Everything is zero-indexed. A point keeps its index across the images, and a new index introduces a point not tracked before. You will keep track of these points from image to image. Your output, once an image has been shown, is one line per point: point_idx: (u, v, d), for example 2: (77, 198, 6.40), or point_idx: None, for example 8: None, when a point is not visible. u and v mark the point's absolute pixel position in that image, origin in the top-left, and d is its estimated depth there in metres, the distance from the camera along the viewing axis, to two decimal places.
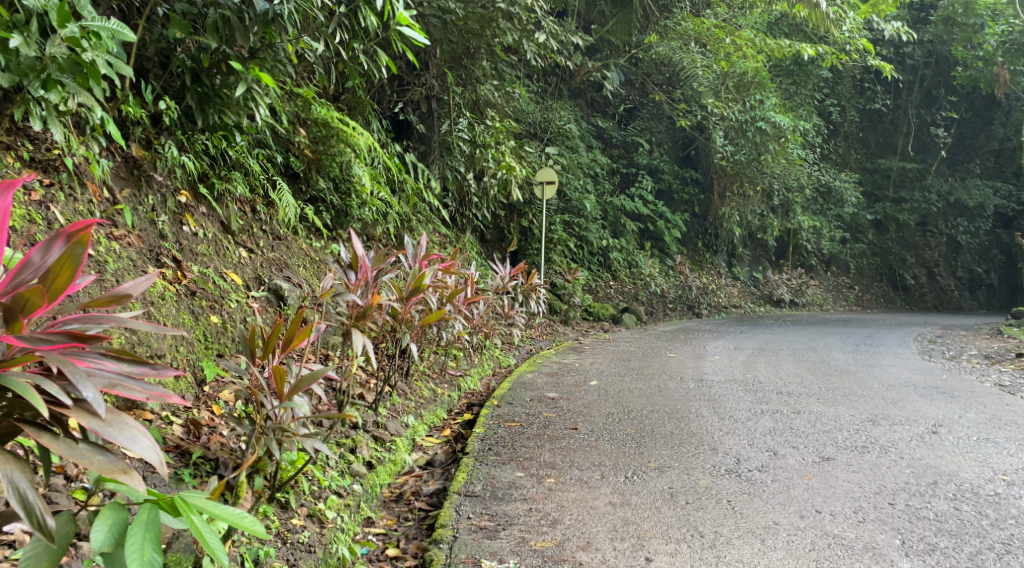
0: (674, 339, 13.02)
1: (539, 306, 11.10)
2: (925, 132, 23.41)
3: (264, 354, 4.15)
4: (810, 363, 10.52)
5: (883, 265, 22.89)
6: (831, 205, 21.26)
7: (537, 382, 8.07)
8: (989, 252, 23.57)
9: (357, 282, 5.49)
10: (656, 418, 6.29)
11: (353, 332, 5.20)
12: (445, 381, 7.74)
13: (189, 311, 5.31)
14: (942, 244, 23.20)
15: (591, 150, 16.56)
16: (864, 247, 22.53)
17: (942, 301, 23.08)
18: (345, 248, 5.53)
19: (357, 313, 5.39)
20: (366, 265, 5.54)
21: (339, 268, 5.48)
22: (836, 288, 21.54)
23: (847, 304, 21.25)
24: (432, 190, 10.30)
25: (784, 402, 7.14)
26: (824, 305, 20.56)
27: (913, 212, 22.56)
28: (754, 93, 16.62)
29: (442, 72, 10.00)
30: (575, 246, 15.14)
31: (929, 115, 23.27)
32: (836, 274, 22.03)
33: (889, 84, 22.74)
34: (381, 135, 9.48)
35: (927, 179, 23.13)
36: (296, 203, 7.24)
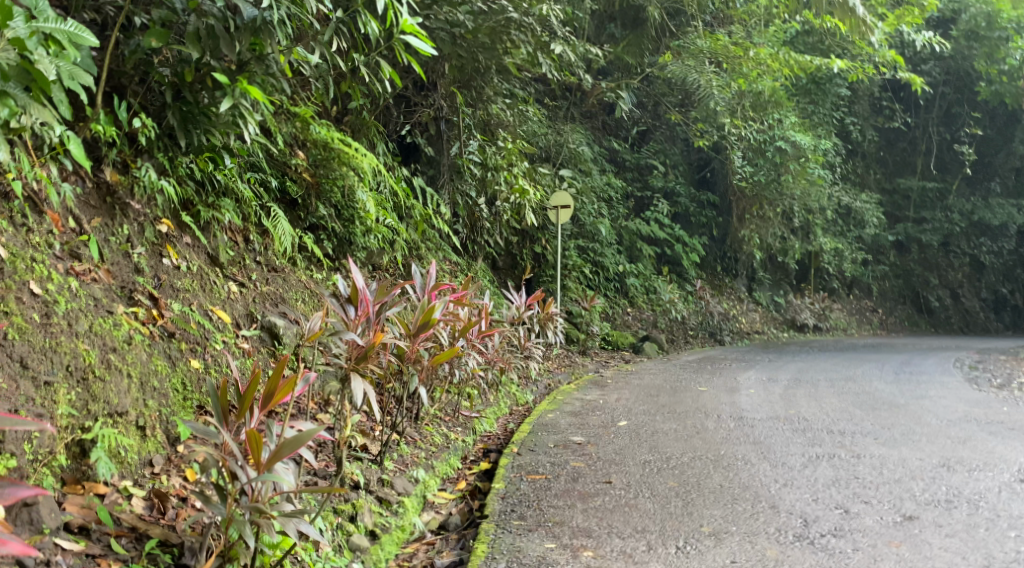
0: (701, 369, 12.27)
1: (558, 337, 10.38)
2: (947, 151, 22.60)
3: (241, 416, 3.75)
4: (853, 395, 9.77)
5: (906, 286, 21.94)
6: (853, 227, 20.48)
7: (559, 423, 7.34)
8: (1013, 272, 22.52)
9: (357, 319, 4.82)
10: (700, 468, 5.64)
11: (352, 377, 4.56)
12: (458, 423, 7.02)
13: (163, 357, 4.77)
14: (965, 264, 22.26)
15: (605, 174, 15.94)
16: (887, 269, 21.63)
17: (966, 324, 21.92)
18: (342, 282, 4.86)
19: (357, 355, 4.75)
20: (367, 299, 4.86)
21: (336, 305, 4.81)
22: (858, 312, 20.51)
23: (872, 327, 20.30)
24: (441, 215, 9.64)
25: (840, 444, 6.48)
26: (848, 329, 19.54)
27: (936, 232, 21.58)
28: (772, 113, 15.93)
29: (451, 91, 9.42)
30: (591, 273, 14.47)
31: (952, 133, 22.45)
32: (859, 297, 21.07)
33: (909, 101, 22.05)
34: (387, 158, 8.81)
35: (948, 199, 22.20)
36: (292, 231, 6.59)
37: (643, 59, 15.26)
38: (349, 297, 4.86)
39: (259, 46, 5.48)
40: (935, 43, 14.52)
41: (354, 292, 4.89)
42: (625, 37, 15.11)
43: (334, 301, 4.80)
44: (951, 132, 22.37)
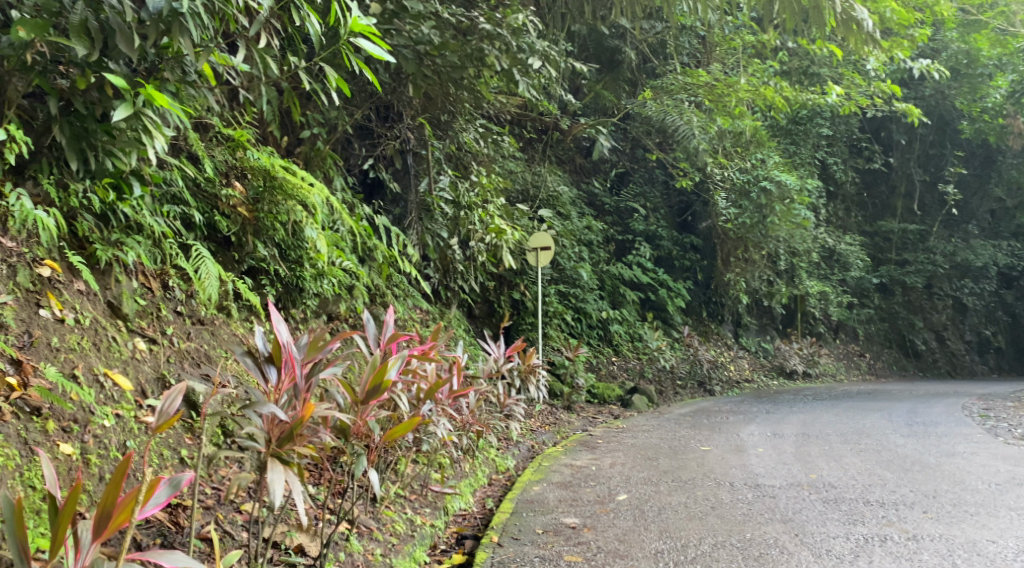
0: (697, 423, 11.15)
1: (541, 391, 9.23)
2: (928, 192, 21.68)
3: (55, 544, 3.28)
4: (873, 452, 8.74)
5: (891, 330, 20.41)
6: (837, 270, 19.54)
7: (547, 499, 6.22)
8: (995, 314, 21.18)
9: (281, 385, 4.06)
10: (726, 562, 4.65)
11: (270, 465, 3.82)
12: (428, 503, 5.86)
13: (13, 445, 3.94)
14: (949, 307, 20.80)
15: (584, 217, 14.90)
16: (872, 312, 20.14)
17: (954, 367, 20.41)
18: (263, 338, 4.11)
19: (281, 433, 3.99)
20: (294, 360, 4.09)
21: (254, 367, 4.04)
22: (846, 357, 19.09)
23: (862, 373, 18.89)
24: (409, 258, 8.57)
25: (886, 520, 5.47)
26: (837, 375, 18.10)
27: (919, 274, 20.30)
28: (754, 152, 15.18)
29: (419, 122, 8.44)
30: (572, 321, 13.38)
31: (937, 173, 21.45)
32: (845, 341, 19.65)
33: (890, 142, 21.32)
34: (346, 194, 7.73)
35: (930, 240, 21.00)
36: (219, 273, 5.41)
37: (620, 100, 14.56)
38: (272, 356, 4.08)
39: (171, 47, 4.42)
40: (934, 70, 13.66)
41: (276, 351, 4.09)
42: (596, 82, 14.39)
43: (252, 362, 4.05)
44: (935, 174, 21.55)
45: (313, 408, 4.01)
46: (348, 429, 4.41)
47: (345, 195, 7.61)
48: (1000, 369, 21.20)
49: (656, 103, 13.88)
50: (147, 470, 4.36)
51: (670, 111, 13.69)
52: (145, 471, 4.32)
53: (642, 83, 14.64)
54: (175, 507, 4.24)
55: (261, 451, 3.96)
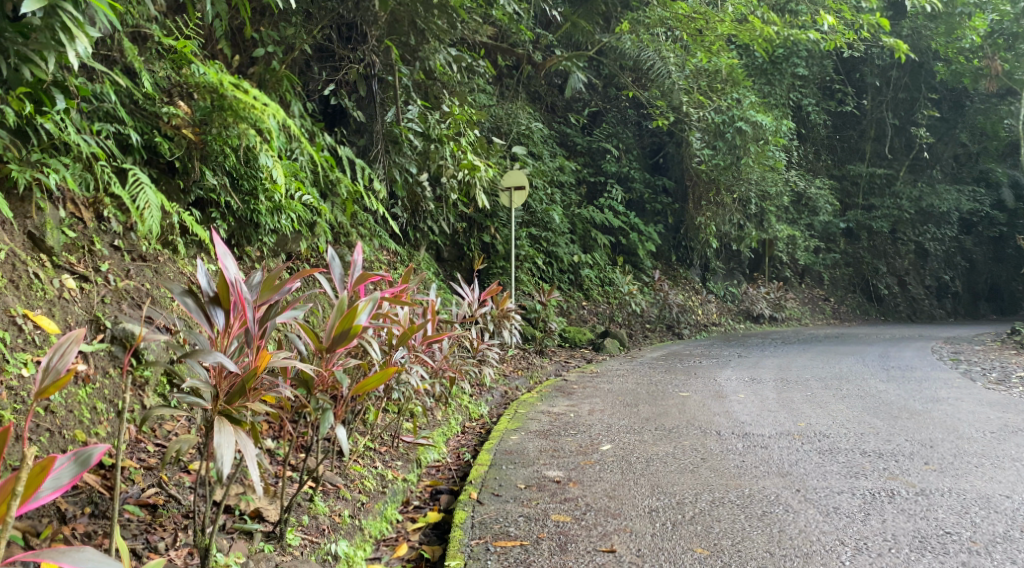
0: (673, 368, 10.80)
1: (514, 336, 8.79)
2: (899, 135, 20.69)
3: None
4: (858, 399, 8.45)
5: (856, 275, 19.91)
6: (805, 214, 18.91)
7: (526, 450, 5.78)
8: (954, 259, 20.91)
9: (228, 332, 3.64)
10: (732, 526, 4.31)
11: (218, 426, 3.47)
12: (399, 456, 5.42)
13: None
14: (910, 253, 20.39)
15: (556, 156, 14.27)
16: (838, 257, 19.68)
17: (914, 312, 20.03)
18: (208, 276, 3.65)
19: (231, 388, 3.63)
20: (245, 301, 3.64)
21: (196, 310, 3.59)
22: (811, 301, 18.68)
23: (827, 317, 18.47)
24: (374, 194, 8.03)
25: (891, 472, 5.15)
26: (803, 320, 17.74)
27: (886, 219, 19.67)
28: (731, 91, 14.54)
29: (384, 44, 7.92)
30: (543, 264, 12.89)
31: (910, 117, 20.65)
32: (810, 286, 19.23)
33: (863, 85, 20.21)
34: (306, 121, 7.13)
35: (897, 185, 20.19)
36: (160, 202, 5.05)
37: (593, 34, 13.63)
38: (218, 297, 3.64)
39: None
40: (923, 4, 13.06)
41: (222, 292, 3.63)
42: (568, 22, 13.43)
43: (196, 304, 3.61)
44: (906, 116, 20.69)
45: (268, 359, 3.63)
46: (311, 380, 3.98)
47: (304, 122, 7.00)
48: (956, 315, 20.99)
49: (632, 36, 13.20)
50: (75, 425, 4.15)
51: (647, 46, 13.26)
52: (73, 428, 4.12)
53: (615, 18, 13.94)
54: (110, 468, 4.01)
55: (209, 408, 3.60)
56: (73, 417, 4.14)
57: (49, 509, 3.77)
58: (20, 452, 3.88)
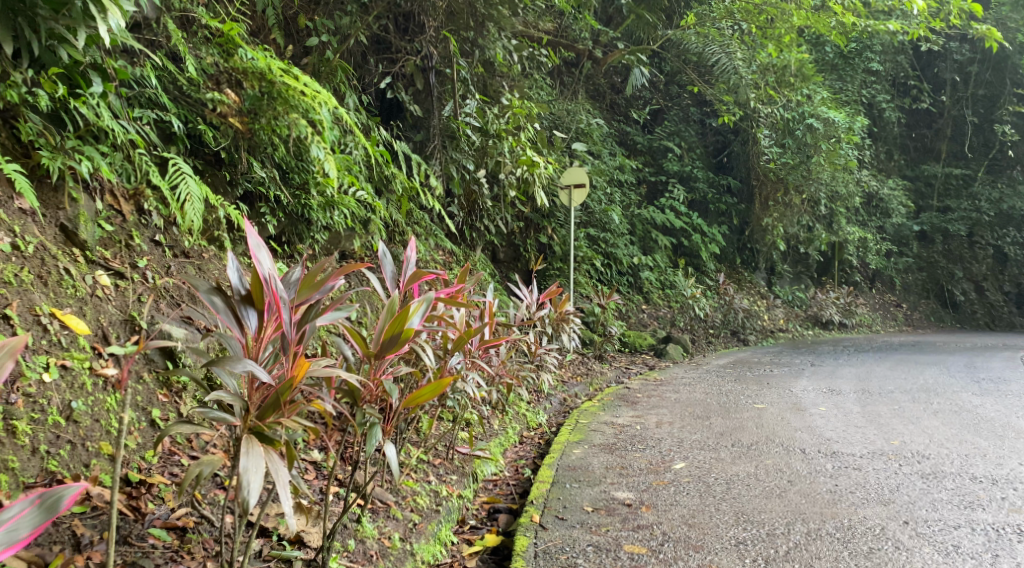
0: (741, 376, 10.20)
1: (574, 341, 8.32)
2: (982, 131, 19.02)
3: None
4: (950, 416, 7.82)
5: (930, 280, 18.63)
6: (876, 216, 17.85)
7: (592, 467, 5.29)
8: None
9: (259, 336, 3.36)
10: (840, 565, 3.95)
11: (246, 448, 3.20)
12: (455, 469, 4.99)
13: None
14: (989, 257, 18.59)
15: (616, 155, 13.69)
16: (911, 261, 18.45)
17: (994, 319, 18.52)
18: (240, 272, 3.38)
19: (264, 400, 3.35)
20: (280, 301, 3.35)
21: (225, 311, 3.32)
22: (881, 307, 17.68)
23: (899, 324, 17.44)
24: (431, 190, 7.61)
25: (1009, 507, 4.72)
26: (874, 326, 16.78)
27: (962, 222, 18.32)
28: (802, 87, 13.76)
29: (443, 35, 7.54)
30: (602, 266, 12.37)
31: (993, 115, 18.80)
32: (882, 291, 18.27)
33: (940, 81, 19.03)
34: (360, 114, 6.71)
35: (975, 186, 18.73)
36: (203, 193, 4.70)
37: (657, 32, 13.19)
38: (251, 296, 3.35)
39: None
40: None
41: (255, 291, 3.34)
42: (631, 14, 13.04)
43: (226, 304, 3.33)
44: (987, 115, 18.98)
45: (306, 367, 3.35)
46: (357, 391, 3.63)
47: (359, 115, 6.59)
48: None
49: (698, 30, 12.63)
50: (101, 436, 3.90)
51: (712, 41, 12.66)
52: (98, 440, 3.87)
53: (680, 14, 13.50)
54: (137, 486, 3.76)
55: (238, 423, 3.33)
56: (100, 427, 3.89)
57: (63, 535, 3.57)
58: (37, 468, 3.66)
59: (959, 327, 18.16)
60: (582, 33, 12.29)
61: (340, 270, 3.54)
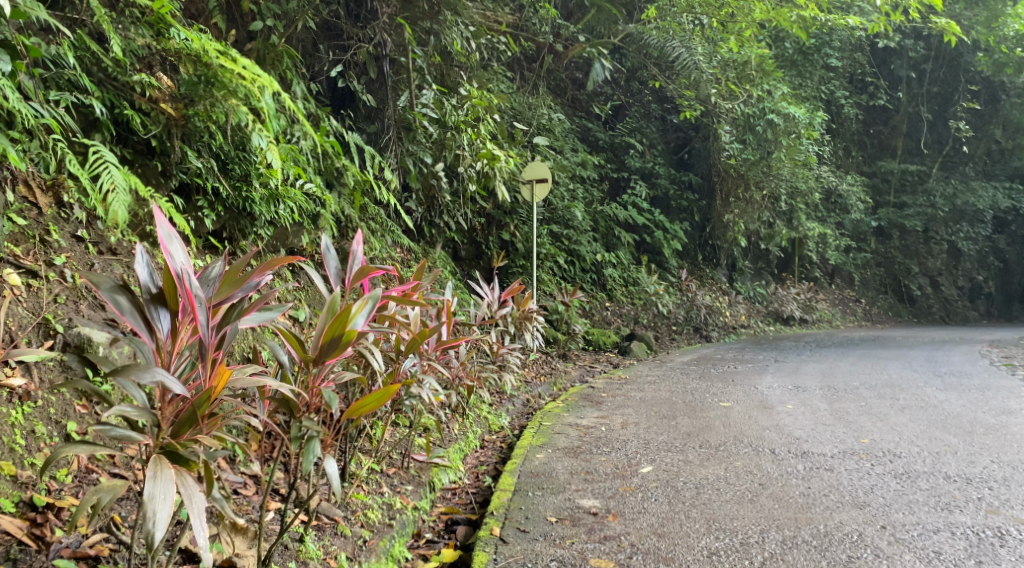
0: (704, 373, 10.01)
1: (537, 340, 8.05)
2: (940, 126, 19.17)
3: None
4: (918, 412, 7.69)
5: (887, 275, 18.62)
6: (835, 212, 17.67)
7: (556, 472, 5.02)
8: (986, 259, 19.12)
9: (172, 341, 3.18)
10: None
11: (154, 472, 3.03)
12: (410, 479, 4.70)
13: None
14: (943, 252, 18.72)
15: (578, 150, 13.41)
16: (870, 257, 18.40)
17: (949, 313, 18.65)
18: (151, 267, 3.17)
19: (177, 415, 3.18)
20: (195, 301, 3.16)
21: (132, 312, 3.10)
22: (842, 302, 17.58)
23: (858, 319, 17.34)
24: (386, 185, 7.29)
25: (986, 507, 4.54)
26: (834, 322, 16.72)
27: (919, 217, 18.27)
28: (762, 82, 13.59)
29: (397, 22, 7.25)
30: (565, 263, 12.12)
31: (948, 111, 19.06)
32: (840, 287, 18.00)
33: (896, 77, 18.78)
34: (309, 103, 6.39)
35: (930, 182, 18.79)
36: (129, 183, 4.43)
37: (617, 26, 12.94)
38: (163, 296, 3.16)
39: None
40: None
41: (168, 290, 3.15)
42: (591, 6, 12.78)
43: (132, 305, 3.11)
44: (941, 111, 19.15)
45: (226, 377, 3.19)
46: (293, 401, 3.37)
47: (308, 105, 6.27)
48: (989, 316, 19.39)
49: (659, 24, 12.49)
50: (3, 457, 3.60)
51: (673, 36, 12.47)
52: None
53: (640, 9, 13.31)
54: (43, 511, 3.55)
55: (149, 440, 3.16)
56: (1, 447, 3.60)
57: None
58: None
59: (917, 322, 18.17)
60: (542, 26, 12.08)
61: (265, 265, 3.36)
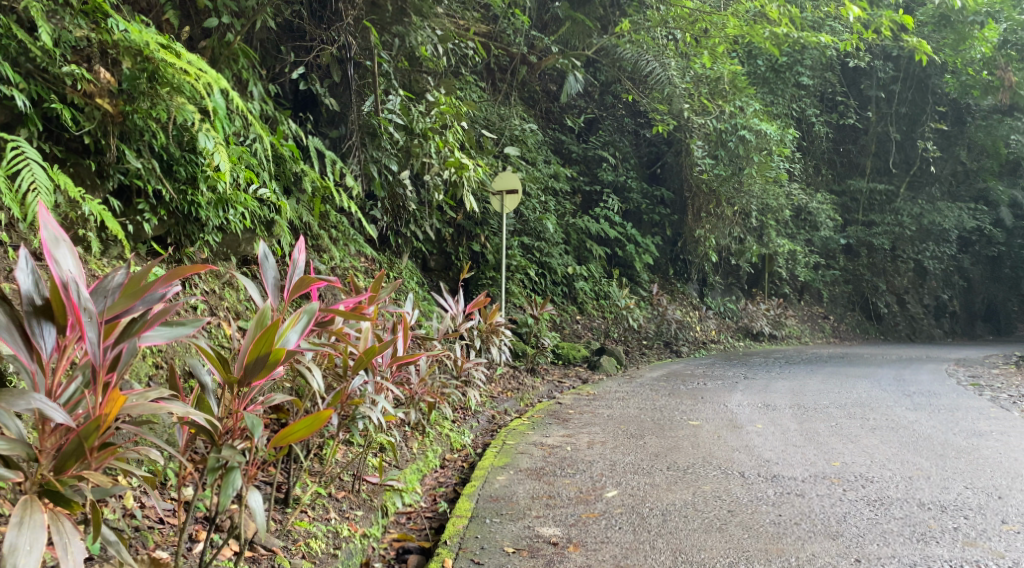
0: (672, 390, 9.82)
1: (504, 355, 7.79)
2: (907, 146, 19.09)
3: None
4: (890, 433, 7.53)
5: (855, 293, 18.55)
6: (805, 229, 17.58)
7: (516, 497, 4.77)
8: (950, 278, 19.24)
9: (55, 362, 3.08)
10: None
11: (24, 517, 2.91)
12: (361, 504, 4.45)
13: None
14: (909, 271, 18.72)
15: (550, 162, 13.17)
16: (839, 274, 18.35)
17: (914, 331, 18.65)
18: (36, 276, 3.06)
19: (59, 446, 3.07)
20: (84, 319, 3.05)
21: (9, 328, 2.99)
22: (810, 319, 17.50)
23: (827, 336, 17.27)
24: (349, 192, 7.02)
25: (962, 540, 4.35)
26: (803, 338, 16.62)
27: (886, 236, 18.21)
28: (734, 98, 13.48)
29: (363, 24, 6.98)
30: (535, 276, 11.89)
31: (914, 132, 18.99)
32: (809, 303, 17.94)
33: (865, 97, 18.75)
34: (266, 105, 6.13)
35: (897, 202, 18.78)
36: (55, 182, 4.22)
37: (591, 40, 12.76)
38: (49, 310, 3.05)
39: None
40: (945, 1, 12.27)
41: (55, 306, 3.06)
42: (566, 19, 12.48)
43: (11, 319, 3.01)
44: (909, 131, 19.08)
45: (120, 404, 3.08)
46: (213, 430, 3.39)
47: (265, 107, 6.02)
48: (953, 334, 19.47)
49: (633, 37, 12.36)
50: None
51: (646, 50, 12.33)
52: None
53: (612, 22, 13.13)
54: None
55: (28, 475, 3.04)
56: None
57: None
58: None
59: (884, 339, 18.14)
60: (516, 37, 11.90)
61: (170, 274, 3.21)
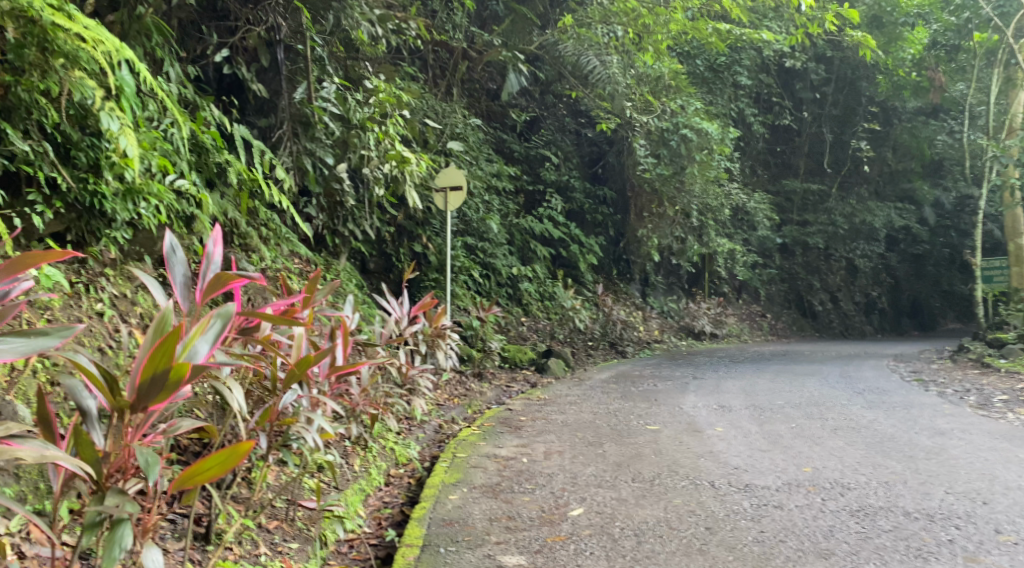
0: (623, 392, 9.41)
1: (450, 360, 7.27)
2: (838, 148, 18.89)
3: None
4: (854, 434, 7.25)
5: (791, 291, 18.46)
6: (743, 229, 17.34)
7: (472, 520, 4.34)
8: (880, 276, 19.39)
9: None
10: None
11: None
12: (297, 534, 4.02)
13: None
14: (841, 269, 18.73)
15: (492, 160, 12.66)
16: (775, 273, 18.14)
17: (848, 328, 18.67)
18: None
19: None
20: None
21: None
22: (749, 317, 17.28)
23: (766, 334, 17.08)
24: (282, 187, 6.46)
25: (961, 554, 4.02)
26: (743, 337, 16.38)
27: (820, 235, 18.11)
28: (676, 96, 13.16)
29: (293, 4, 6.42)
30: (479, 277, 11.38)
31: (845, 135, 18.76)
32: (747, 301, 17.73)
33: (800, 98, 18.41)
34: (184, 88, 5.56)
35: (830, 202, 18.58)
36: None
37: (532, 38, 12.28)
38: None
39: None
40: None
41: None
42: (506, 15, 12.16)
43: None
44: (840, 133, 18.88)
45: None
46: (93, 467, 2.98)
47: (183, 92, 5.44)
48: (883, 331, 19.60)
49: (576, 32, 11.76)
50: None
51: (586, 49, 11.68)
52: None
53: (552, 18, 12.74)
54: None
55: None
56: None
57: None
58: None
59: (820, 336, 18.08)
60: (455, 32, 11.41)
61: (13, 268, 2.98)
